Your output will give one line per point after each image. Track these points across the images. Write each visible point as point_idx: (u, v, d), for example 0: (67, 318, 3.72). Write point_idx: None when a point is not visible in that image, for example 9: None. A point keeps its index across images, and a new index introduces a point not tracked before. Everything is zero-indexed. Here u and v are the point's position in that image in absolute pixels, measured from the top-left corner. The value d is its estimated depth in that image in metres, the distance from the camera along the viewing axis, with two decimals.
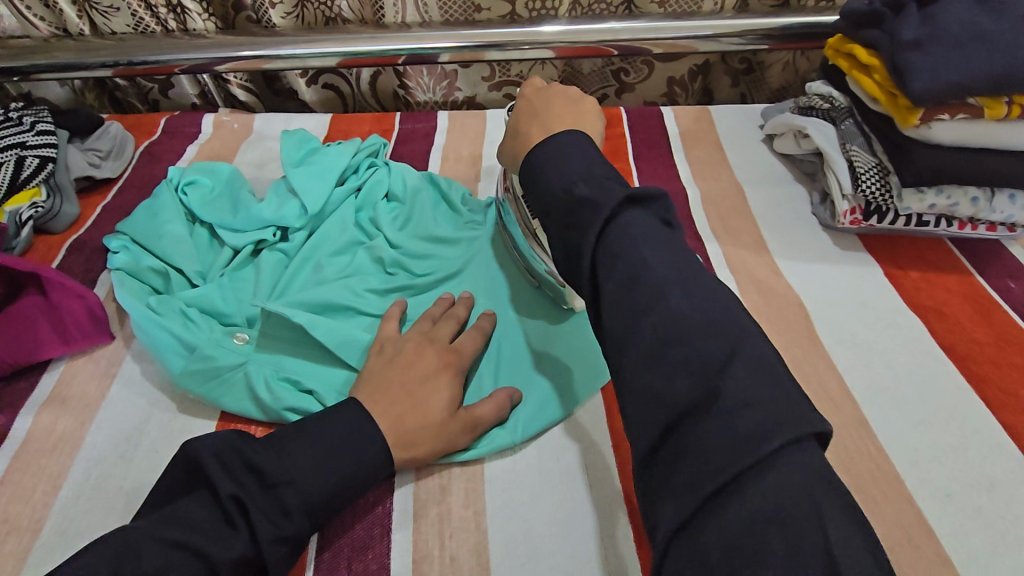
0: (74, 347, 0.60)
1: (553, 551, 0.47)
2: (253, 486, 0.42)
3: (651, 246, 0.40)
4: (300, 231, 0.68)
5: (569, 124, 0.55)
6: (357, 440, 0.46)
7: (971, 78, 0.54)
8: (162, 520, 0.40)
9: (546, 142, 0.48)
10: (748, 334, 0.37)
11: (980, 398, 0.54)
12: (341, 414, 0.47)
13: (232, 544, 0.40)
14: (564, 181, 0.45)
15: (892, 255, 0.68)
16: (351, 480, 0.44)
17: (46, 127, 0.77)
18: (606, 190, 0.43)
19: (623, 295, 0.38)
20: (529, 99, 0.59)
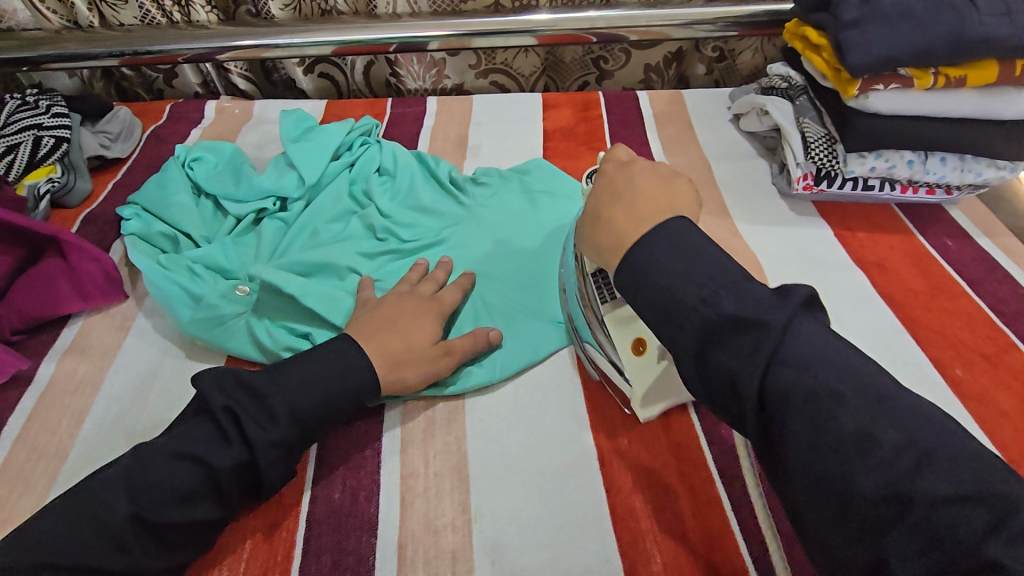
0: (91, 303, 0.66)
1: (526, 469, 0.52)
2: (248, 404, 0.48)
3: (827, 370, 0.37)
4: (298, 202, 0.74)
5: (663, 211, 0.47)
6: (346, 370, 0.51)
7: (898, 52, 0.60)
8: (177, 438, 0.47)
9: (660, 238, 0.43)
10: (983, 463, 0.33)
11: (910, 336, 0.61)
12: (327, 347, 0.52)
13: (227, 453, 0.46)
14: (691, 293, 0.40)
15: (842, 217, 0.74)
16: (335, 397, 0.49)
17: (60, 110, 0.83)
18: (753, 299, 0.39)
19: (814, 435, 0.36)
20: (609, 175, 0.51)
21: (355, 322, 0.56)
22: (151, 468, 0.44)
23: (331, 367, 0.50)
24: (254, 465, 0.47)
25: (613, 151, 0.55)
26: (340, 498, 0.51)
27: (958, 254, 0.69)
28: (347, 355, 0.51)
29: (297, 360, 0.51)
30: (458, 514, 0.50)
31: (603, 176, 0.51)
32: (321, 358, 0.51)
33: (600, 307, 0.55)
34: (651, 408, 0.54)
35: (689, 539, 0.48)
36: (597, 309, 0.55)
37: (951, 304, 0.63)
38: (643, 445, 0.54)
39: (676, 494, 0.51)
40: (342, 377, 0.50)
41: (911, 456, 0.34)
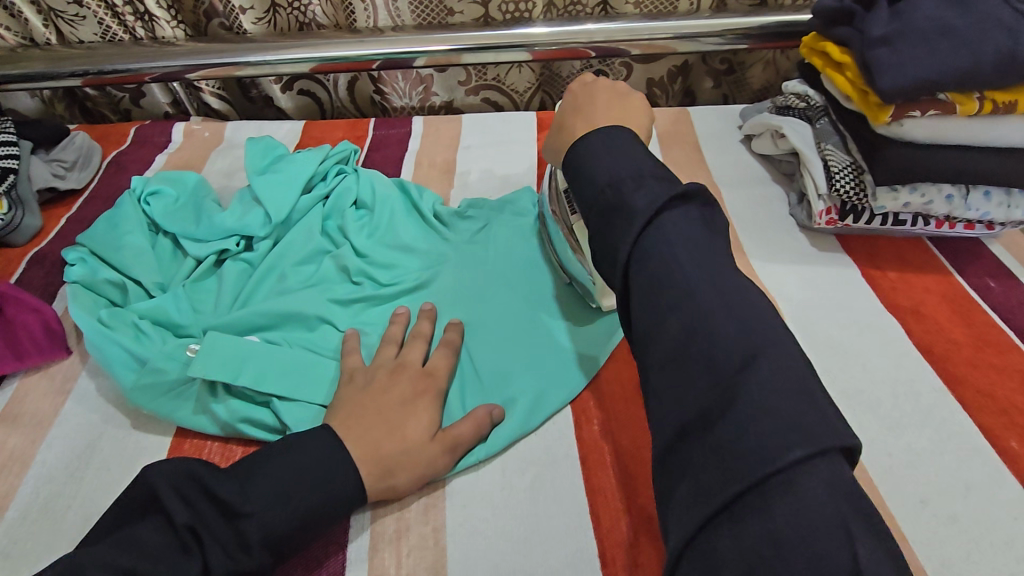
0: (28, 363, 0.58)
1: (515, 569, 0.45)
2: (214, 515, 0.40)
3: (693, 255, 0.39)
4: (264, 241, 0.67)
5: (613, 119, 0.53)
6: (325, 467, 0.43)
7: (938, 75, 0.53)
8: (118, 543, 0.38)
9: (595, 137, 0.48)
10: (780, 337, 0.36)
11: (955, 400, 0.53)
12: (311, 442, 0.44)
13: (185, 568, 0.38)
14: (603, 178, 0.45)
15: (870, 254, 0.67)
16: (314, 509, 0.42)
17: (8, 137, 0.76)
18: (647, 188, 0.42)
19: (649, 289, 0.38)
20: (574, 94, 0.58)
21: (341, 407, 0.49)
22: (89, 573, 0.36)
23: (312, 473, 0.43)
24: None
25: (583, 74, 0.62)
26: None
27: (1003, 297, 0.62)
28: (334, 454, 0.44)
29: (274, 460, 0.43)
30: None
31: (567, 93, 0.58)
32: (302, 456, 0.43)
33: (569, 215, 0.61)
34: (608, 299, 0.59)
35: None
36: (567, 219, 0.62)
37: (1001, 360, 0.56)
38: (650, 537, 0.46)
39: None
40: (325, 486, 0.43)
41: (722, 309, 0.36)
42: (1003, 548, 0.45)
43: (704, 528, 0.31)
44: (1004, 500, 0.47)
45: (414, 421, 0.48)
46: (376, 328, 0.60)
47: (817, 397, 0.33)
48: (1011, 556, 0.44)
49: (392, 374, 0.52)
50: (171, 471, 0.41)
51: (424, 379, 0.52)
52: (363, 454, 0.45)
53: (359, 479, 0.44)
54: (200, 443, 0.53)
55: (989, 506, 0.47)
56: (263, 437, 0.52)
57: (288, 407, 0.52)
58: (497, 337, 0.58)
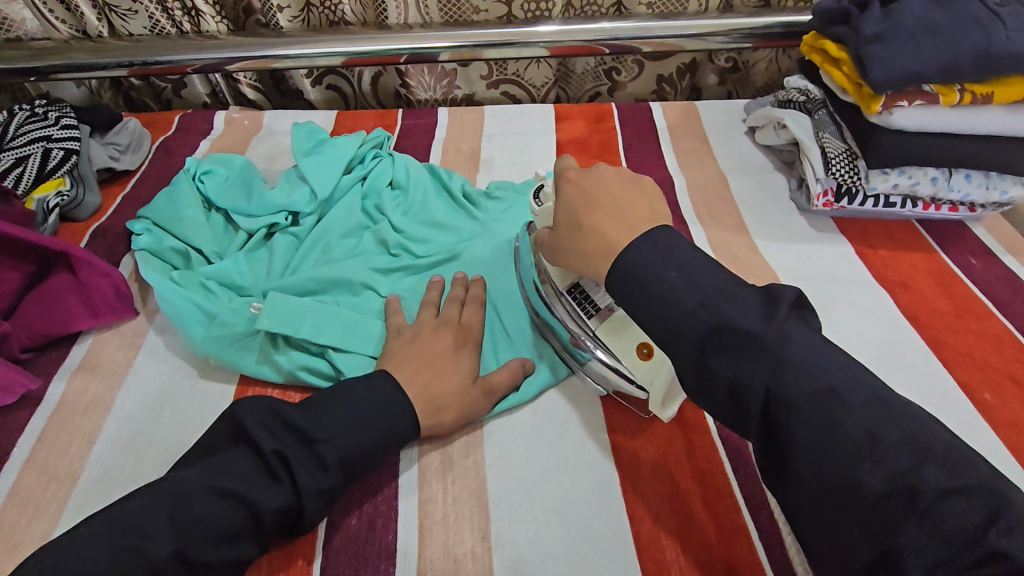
0: (101, 321, 0.64)
1: (547, 495, 0.51)
2: (295, 444, 0.46)
3: (813, 359, 0.38)
4: (310, 216, 0.73)
5: (649, 218, 0.49)
6: (385, 402, 0.50)
7: (926, 67, 0.59)
8: (213, 470, 0.45)
9: (635, 247, 0.45)
10: (999, 479, 0.33)
11: (937, 358, 0.60)
12: (370, 384, 0.51)
13: (274, 495, 0.44)
14: (687, 301, 0.42)
15: (863, 234, 0.73)
16: (379, 437, 0.49)
17: (70, 121, 0.82)
18: (734, 301, 0.41)
19: (813, 429, 0.36)
20: (578, 184, 0.52)
21: (391, 356, 0.55)
22: (196, 501, 0.43)
23: (377, 408, 0.49)
24: (298, 510, 0.45)
25: (564, 159, 0.56)
26: (357, 524, 0.50)
27: (983, 273, 0.68)
28: (392, 394, 0.51)
29: (343, 395, 0.49)
30: (478, 541, 0.49)
31: (570, 182, 0.53)
32: (367, 394, 0.50)
33: (587, 321, 0.56)
34: (670, 409, 0.52)
35: (717, 568, 0.47)
36: (583, 323, 0.56)
37: (978, 326, 0.62)
38: (666, 471, 0.53)
39: (701, 525, 0.49)
40: (388, 421, 0.49)
41: (887, 429, 0.35)
42: None
43: None
44: (979, 441, 0.54)
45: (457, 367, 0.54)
46: (415, 293, 0.67)
47: None
48: None
49: (434, 329, 0.58)
50: (256, 410, 0.47)
51: (459, 332, 0.59)
52: (417, 394, 0.52)
53: (414, 416, 0.51)
54: (262, 389, 0.59)
55: None
56: (319, 382, 0.58)
57: (342, 356, 0.59)
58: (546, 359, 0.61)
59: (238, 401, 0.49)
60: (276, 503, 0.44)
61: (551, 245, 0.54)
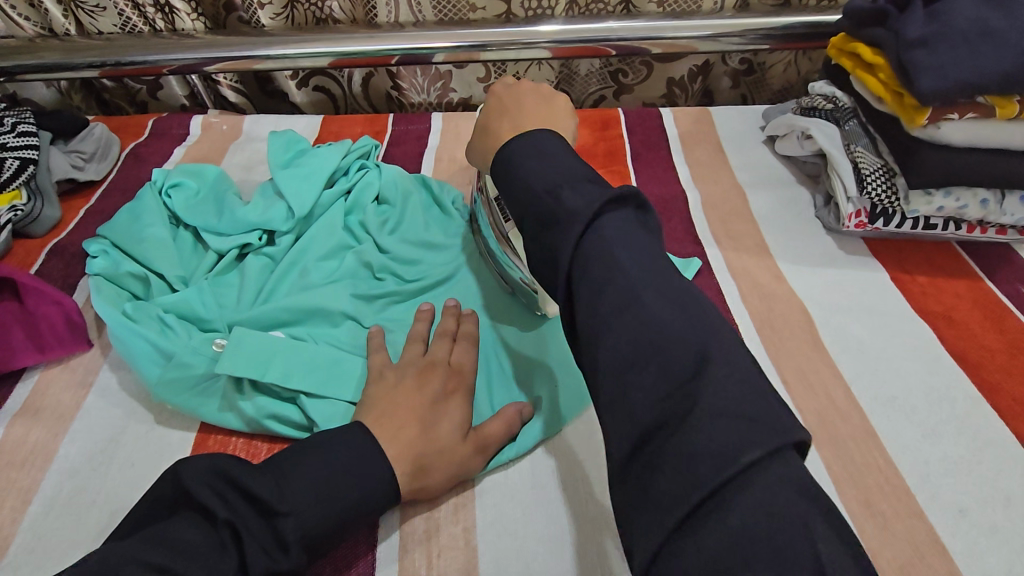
0: (49, 356, 0.58)
1: (546, 572, 0.44)
2: (250, 513, 0.39)
3: (628, 248, 0.38)
4: (287, 235, 0.66)
5: (543, 121, 0.52)
6: (359, 462, 0.43)
7: (981, 76, 0.52)
8: (157, 540, 0.36)
9: (521, 140, 0.46)
10: (726, 341, 0.35)
11: (990, 406, 0.53)
12: (340, 440, 0.44)
13: (220, 569, 0.36)
14: (541, 185, 0.42)
15: (898, 259, 0.66)
16: (351, 509, 0.42)
17: (27, 128, 0.75)
18: (586, 194, 0.41)
19: (594, 287, 0.37)
20: (499, 97, 0.56)
21: (366, 407, 0.48)
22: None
23: (349, 473, 0.42)
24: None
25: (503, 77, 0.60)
26: None
27: None
28: (367, 454, 0.43)
29: (310, 459, 0.42)
30: None
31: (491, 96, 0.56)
32: (339, 456, 0.43)
33: (503, 224, 0.62)
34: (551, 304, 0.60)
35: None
36: (501, 225, 0.62)
37: None
38: None
39: None
40: (362, 489, 0.42)
41: (673, 318, 0.35)
42: None
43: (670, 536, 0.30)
44: None
45: (443, 418, 0.48)
46: (400, 324, 0.60)
47: (769, 397, 0.33)
48: None
49: (420, 373, 0.51)
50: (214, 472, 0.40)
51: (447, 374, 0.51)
52: (397, 451, 0.45)
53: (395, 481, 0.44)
54: (225, 439, 0.52)
55: None
56: (291, 435, 0.51)
57: (315, 403, 0.52)
58: (476, 260, 0.66)
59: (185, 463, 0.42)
60: None
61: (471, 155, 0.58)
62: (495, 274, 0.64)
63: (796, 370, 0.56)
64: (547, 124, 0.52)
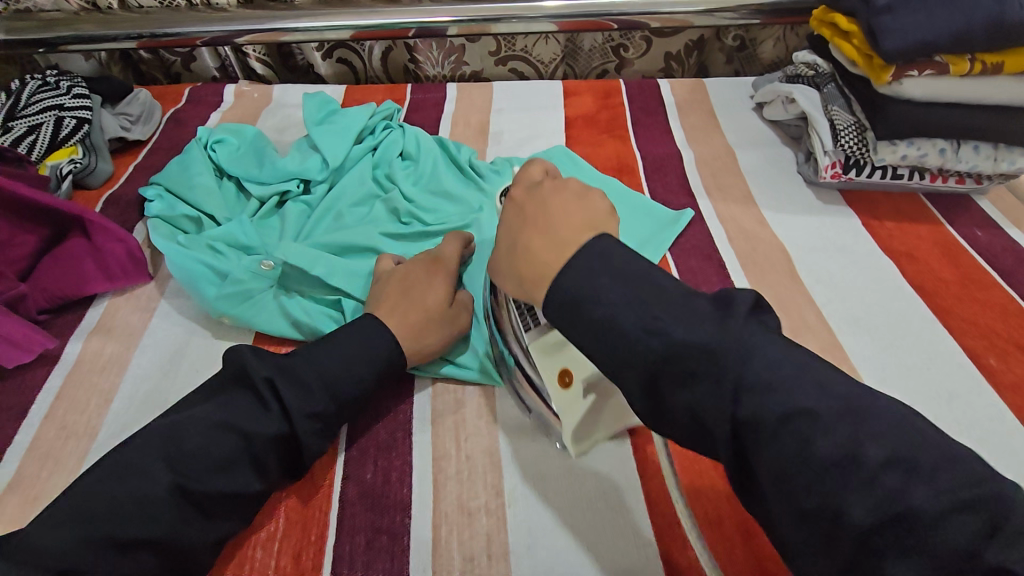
0: (117, 284, 0.65)
1: (557, 452, 0.52)
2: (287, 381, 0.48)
3: (788, 384, 0.33)
4: (322, 185, 0.74)
5: (585, 230, 0.43)
6: (370, 340, 0.51)
7: (936, 36, 0.59)
8: (214, 408, 0.46)
9: (571, 268, 0.39)
10: (973, 474, 0.30)
11: (942, 326, 0.61)
12: (357, 325, 0.52)
13: (267, 422, 0.46)
14: (636, 323, 0.37)
15: (870, 208, 0.74)
16: (368, 372, 0.50)
17: (81, 91, 0.82)
18: (685, 318, 0.36)
19: (786, 458, 0.32)
20: (520, 203, 0.47)
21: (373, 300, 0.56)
22: (185, 437, 0.44)
23: (362, 342, 0.51)
24: (294, 439, 0.47)
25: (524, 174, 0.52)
26: (372, 478, 0.51)
27: (988, 244, 0.69)
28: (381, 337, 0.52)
29: (335, 339, 0.51)
30: (492, 497, 0.50)
31: (512, 205, 0.48)
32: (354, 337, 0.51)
33: (524, 335, 0.53)
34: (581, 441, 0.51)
35: (728, 518, 0.48)
36: (520, 338, 0.53)
37: (983, 295, 0.63)
38: None
39: (711, 480, 0.50)
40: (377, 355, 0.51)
41: (908, 475, 0.30)
42: (980, 444, 0.52)
43: None
44: (984, 405, 0.55)
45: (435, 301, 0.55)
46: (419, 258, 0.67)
47: None
48: (986, 449, 0.52)
49: (425, 268, 0.58)
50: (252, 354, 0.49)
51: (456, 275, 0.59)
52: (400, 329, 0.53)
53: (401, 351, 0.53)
54: (277, 346, 0.60)
55: (969, 411, 0.54)
56: None
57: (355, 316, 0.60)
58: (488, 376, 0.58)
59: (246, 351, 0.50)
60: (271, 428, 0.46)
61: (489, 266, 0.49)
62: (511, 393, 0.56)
63: (778, 298, 0.64)
64: (589, 231, 0.43)
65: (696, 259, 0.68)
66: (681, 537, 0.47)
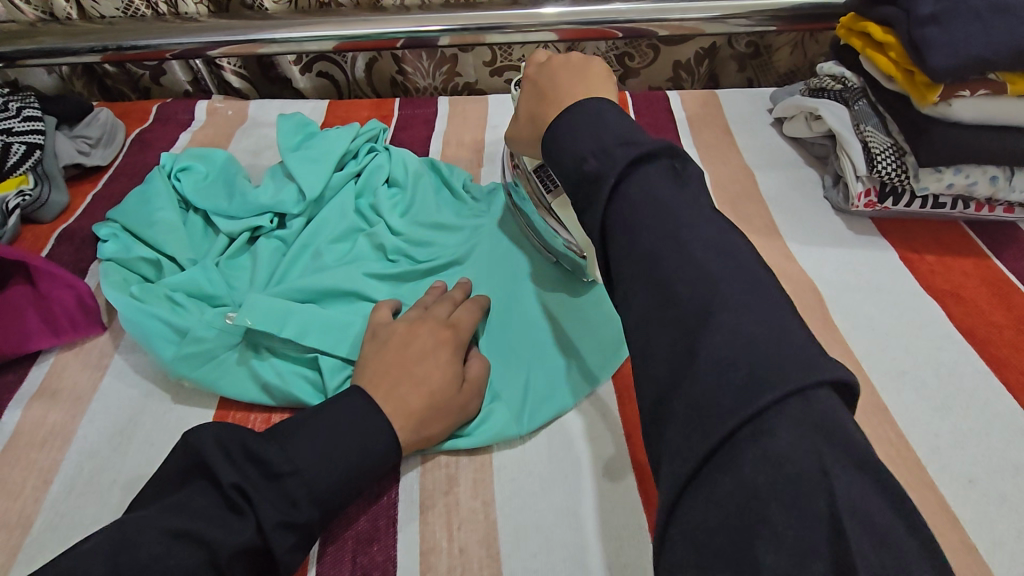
0: (65, 338, 0.58)
1: (566, 543, 0.45)
2: (257, 476, 0.41)
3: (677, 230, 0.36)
4: (298, 218, 0.66)
5: (582, 94, 0.50)
6: (360, 426, 0.44)
7: (992, 53, 0.52)
8: (167, 510, 0.38)
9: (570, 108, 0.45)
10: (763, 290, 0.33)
11: (998, 380, 0.53)
12: (340, 405, 0.45)
13: (237, 530, 0.38)
14: (586, 147, 0.41)
15: (908, 239, 0.66)
16: (355, 462, 0.43)
17: (33, 113, 0.75)
18: (614, 157, 0.39)
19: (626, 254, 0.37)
20: (533, 80, 0.55)
21: (366, 368, 0.49)
22: (143, 542, 0.36)
23: (351, 430, 0.44)
24: (267, 553, 0.40)
25: (529, 60, 0.58)
26: None
27: None
28: (366, 415, 0.45)
29: (315, 421, 0.43)
30: None
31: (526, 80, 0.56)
32: (340, 422, 0.44)
33: (546, 197, 0.61)
34: (599, 273, 0.60)
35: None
36: (543, 200, 0.61)
37: None
38: None
39: None
40: (365, 440, 0.44)
41: (698, 263, 0.35)
42: None
43: (686, 489, 0.29)
44: None
45: (439, 374, 0.49)
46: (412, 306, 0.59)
47: (797, 338, 0.31)
48: None
49: (429, 334, 0.51)
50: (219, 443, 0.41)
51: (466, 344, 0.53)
52: (392, 410, 0.46)
53: (392, 434, 0.45)
54: (244, 415, 0.53)
55: None
56: (306, 400, 0.52)
57: (336, 380, 0.52)
58: (519, 241, 0.65)
59: (198, 429, 0.42)
60: (240, 539, 0.38)
61: (514, 133, 0.59)
62: (541, 253, 0.63)
63: None
64: (582, 94, 0.50)
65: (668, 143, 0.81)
66: None
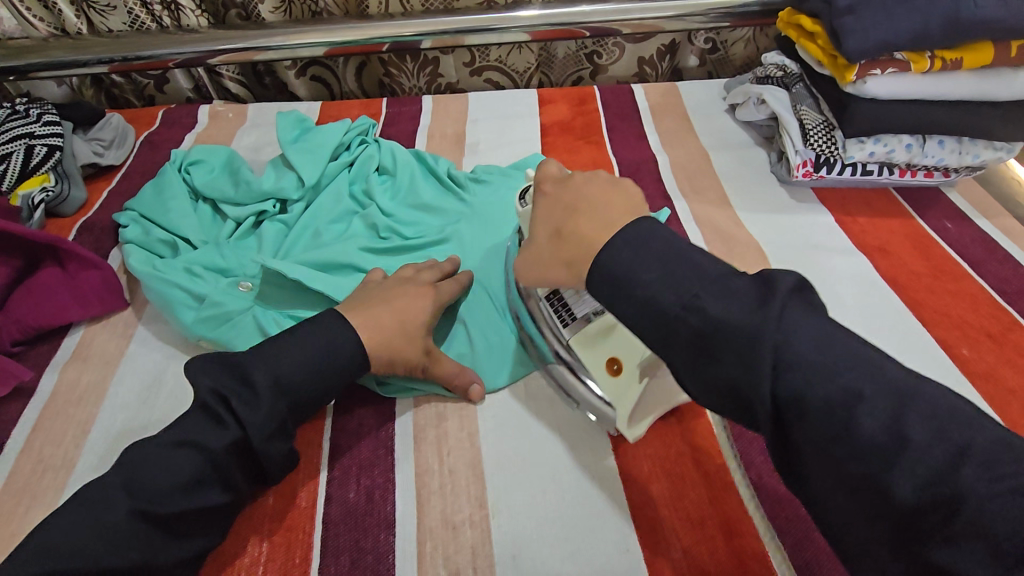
0: (92, 312, 0.65)
1: (541, 461, 0.53)
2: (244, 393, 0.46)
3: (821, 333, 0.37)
4: (299, 203, 0.74)
5: (625, 213, 0.47)
6: (329, 346, 0.50)
7: (896, 37, 0.61)
8: (222, 440, 0.45)
9: (609, 247, 0.44)
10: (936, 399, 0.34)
11: (916, 318, 0.61)
12: (317, 328, 0.51)
13: (224, 435, 0.45)
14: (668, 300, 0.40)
15: (843, 204, 0.75)
16: (334, 389, 0.50)
17: (52, 118, 0.82)
18: (728, 292, 0.39)
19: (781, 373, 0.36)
20: (558, 196, 0.52)
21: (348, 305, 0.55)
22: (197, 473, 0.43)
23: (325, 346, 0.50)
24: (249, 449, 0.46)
25: (545, 171, 0.56)
26: (355, 497, 0.51)
27: (959, 236, 0.70)
28: (339, 334, 0.51)
29: (292, 340, 0.50)
30: (476, 509, 0.50)
31: (549, 195, 0.53)
32: (317, 343, 0.50)
33: (562, 329, 0.55)
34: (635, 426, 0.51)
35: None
36: (556, 329, 0.56)
37: (954, 286, 0.64)
38: (658, 433, 0.54)
39: (692, 481, 0.51)
40: (336, 359, 0.50)
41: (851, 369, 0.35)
42: None
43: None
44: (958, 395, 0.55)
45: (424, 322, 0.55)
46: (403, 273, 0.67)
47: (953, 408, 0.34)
48: None
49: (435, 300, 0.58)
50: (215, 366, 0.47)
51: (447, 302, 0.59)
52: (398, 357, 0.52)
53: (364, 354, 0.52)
54: None
55: None
56: None
57: None
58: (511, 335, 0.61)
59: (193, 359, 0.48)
60: (228, 442, 0.45)
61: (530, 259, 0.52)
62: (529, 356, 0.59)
63: None
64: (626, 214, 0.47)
65: (635, 152, 0.84)
66: (668, 541, 0.47)
